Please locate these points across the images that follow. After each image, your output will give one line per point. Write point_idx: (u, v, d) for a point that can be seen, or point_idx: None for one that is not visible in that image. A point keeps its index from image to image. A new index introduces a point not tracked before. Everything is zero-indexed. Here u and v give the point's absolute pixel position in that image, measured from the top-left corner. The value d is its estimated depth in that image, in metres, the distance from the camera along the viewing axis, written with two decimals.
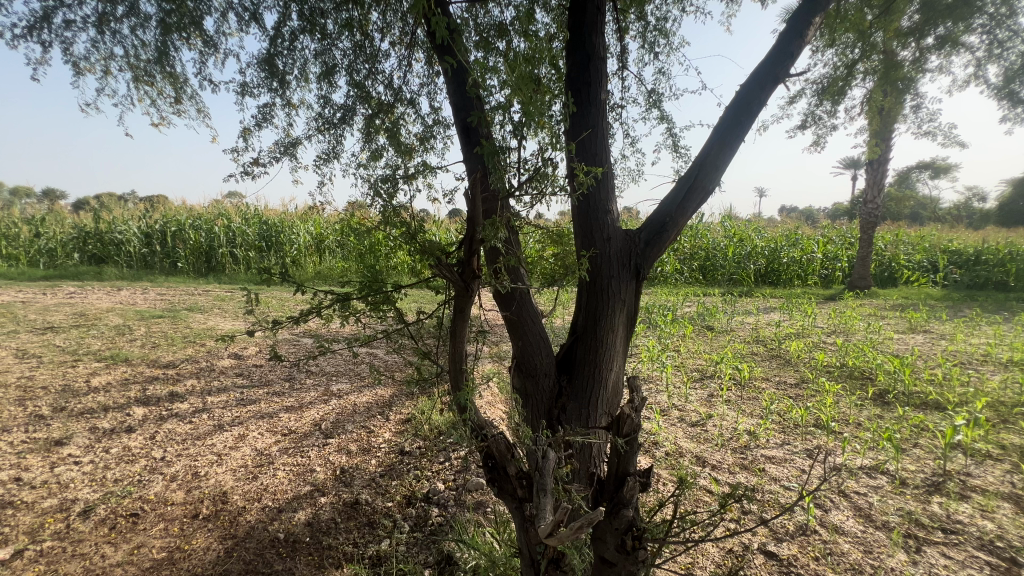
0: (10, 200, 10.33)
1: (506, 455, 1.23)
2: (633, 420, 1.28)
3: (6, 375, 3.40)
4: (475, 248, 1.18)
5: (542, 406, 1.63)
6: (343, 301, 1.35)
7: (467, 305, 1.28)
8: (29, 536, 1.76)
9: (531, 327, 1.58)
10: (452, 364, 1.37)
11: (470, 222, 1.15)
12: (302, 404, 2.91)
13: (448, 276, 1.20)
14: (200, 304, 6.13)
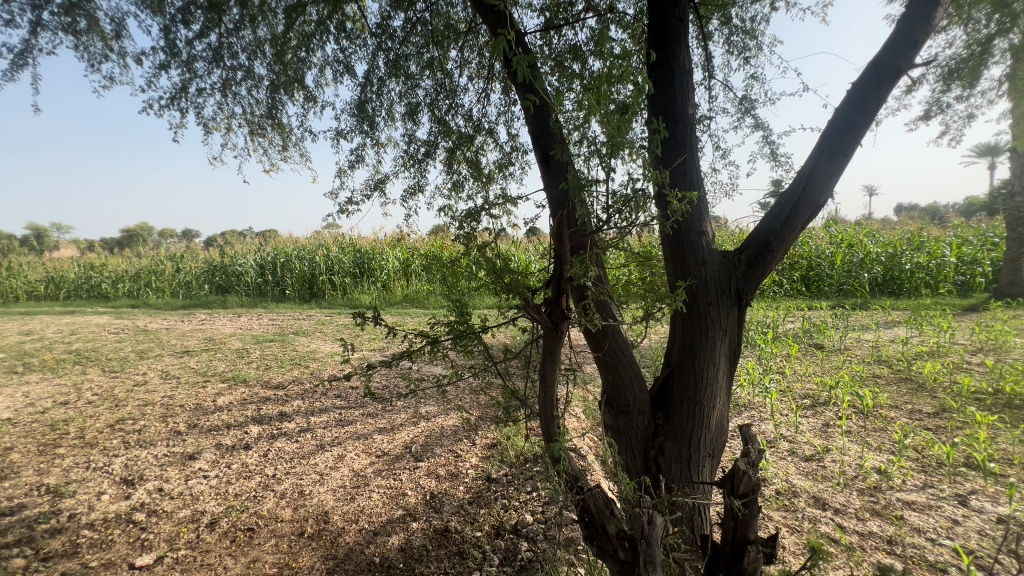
0: (156, 241, 12.26)
1: (605, 512, 1.20)
2: (751, 479, 1.22)
3: (153, 393, 3.97)
4: (564, 288, 1.19)
5: (637, 444, 1.53)
6: (434, 342, 1.35)
7: (558, 347, 1.26)
8: (168, 543, 1.98)
9: (622, 359, 1.50)
10: (544, 409, 1.34)
11: (558, 259, 1.16)
12: (393, 426, 3.04)
13: (537, 317, 1.21)
14: (304, 328, 6.73)
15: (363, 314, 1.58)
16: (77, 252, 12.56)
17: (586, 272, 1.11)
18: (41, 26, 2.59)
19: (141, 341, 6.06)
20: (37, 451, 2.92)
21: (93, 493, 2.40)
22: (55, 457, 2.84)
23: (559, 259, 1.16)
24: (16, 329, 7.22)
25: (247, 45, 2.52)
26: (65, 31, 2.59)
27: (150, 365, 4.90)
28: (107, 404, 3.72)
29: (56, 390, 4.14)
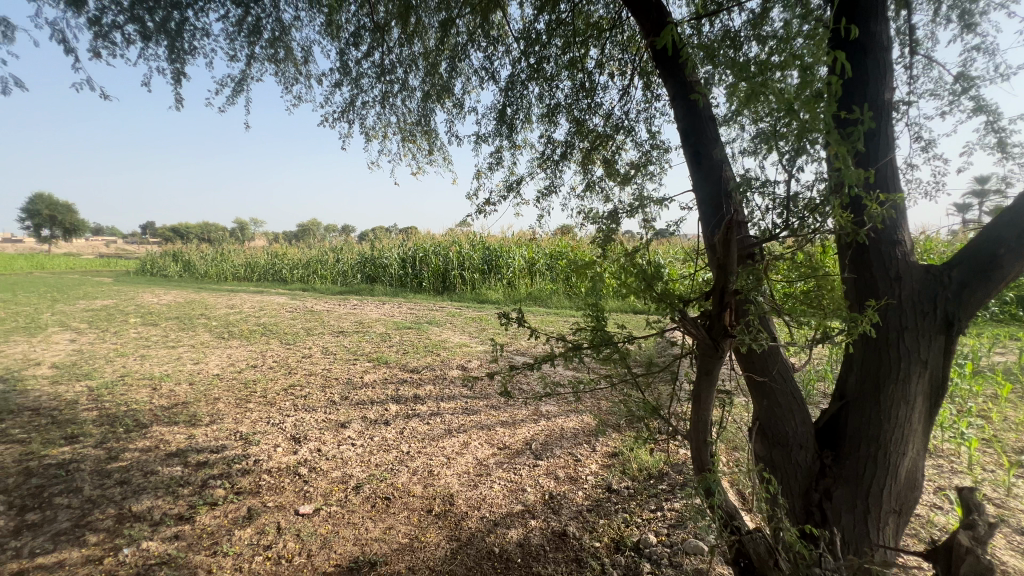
0: (323, 234, 14.35)
1: (767, 562, 1.17)
2: (980, 565, 1.03)
3: (316, 366, 4.65)
4: (726, 302, 1.07)
5: (796, 485, 1.35)
6: (575, 347, 1.33)
7: (715, 365, 1.18)
8: (324, 498, 2.28)
9: (784, 385, 1.33)
10: (697, 434, 1.31)
11: (722, 269, 1.06)
12: (515, 421, 3.13)
13: (695, 332, 1.12)
14: (436, 318, 7.31)
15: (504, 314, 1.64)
16: (267, 243, 15.30)
17: (756, 283, 1.05)
18: (254, 58, 3.17)
19: (309, 320, 7.16)
20: (234, 403, 3.61)
21: (271, 445, 2.88)
22: (247, 410, 3.48)
23: (723, 271, 1.06)
24: (225, 303, 9.07)
25: (404, 60, 2.78)
26: (270, 61, 3.14)
27: (315, 341, 5.76)
28: (283, 371, 4.45)
29: (249, 355, 5.09)
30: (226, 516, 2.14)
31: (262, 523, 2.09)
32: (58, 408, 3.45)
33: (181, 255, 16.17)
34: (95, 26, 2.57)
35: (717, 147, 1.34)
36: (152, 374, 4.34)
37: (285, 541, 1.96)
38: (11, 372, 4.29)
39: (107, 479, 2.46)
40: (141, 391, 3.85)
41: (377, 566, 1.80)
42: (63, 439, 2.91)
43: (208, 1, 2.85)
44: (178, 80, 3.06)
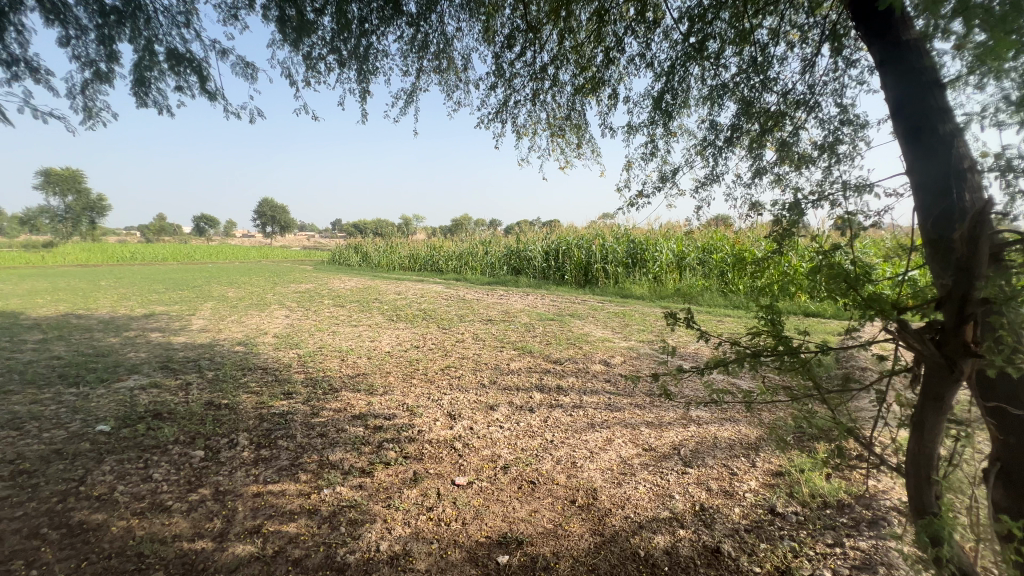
0: (474, 228, 15.45)
1: None
2: None
3: (469, 350, 5.06)
4: (969, 315, 0.94)
5: None
6: (754, 355, 1.27)
7: (949, 391, 1.05)
8: (476, 473, 2.48)
9: None
10: (915, 462, 1.17)
11: (965, 276, 0.92)
12: (661, 423, 3.00)
13: (921, 347, 1.01)
14: (578, 311, 7.34)
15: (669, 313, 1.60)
16: (427, 237, 17.06)
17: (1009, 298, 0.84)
18: (424, 71, 3.53)
19: (461, 307, 7.81)
20: (403, 378, 4.14)
21: (431, 418, 3.23)
22: (412, 385, 3.95)
23: (968, 273, 0.92)
24: (394, 289, 10.41)
25: (554, 55, 2.82)
26: (436, 72, 3.47)
27: (467, 327, 6.27)
28: (441, 353, 4.95)
29: (413, 336, 5.77)
30: (397, 476, 2.47)
31: (425, 487, 2.36)
32: (279, 369, 4.36)
33: (361, 247, 18.98)
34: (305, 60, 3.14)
35: (949, 119, 1.06)
36: (342, 347, 5.20)
37: (444, 506, 2.19)
38: (250, 338, 5.55)
39: (311, 430, 3.03)
40: (334, 361, 4.65)
41: (524, 545, 1.89)
42: (283, 394, 3.67)
43: (388, 26, 3.26)
44: (364, 97, 3.57)
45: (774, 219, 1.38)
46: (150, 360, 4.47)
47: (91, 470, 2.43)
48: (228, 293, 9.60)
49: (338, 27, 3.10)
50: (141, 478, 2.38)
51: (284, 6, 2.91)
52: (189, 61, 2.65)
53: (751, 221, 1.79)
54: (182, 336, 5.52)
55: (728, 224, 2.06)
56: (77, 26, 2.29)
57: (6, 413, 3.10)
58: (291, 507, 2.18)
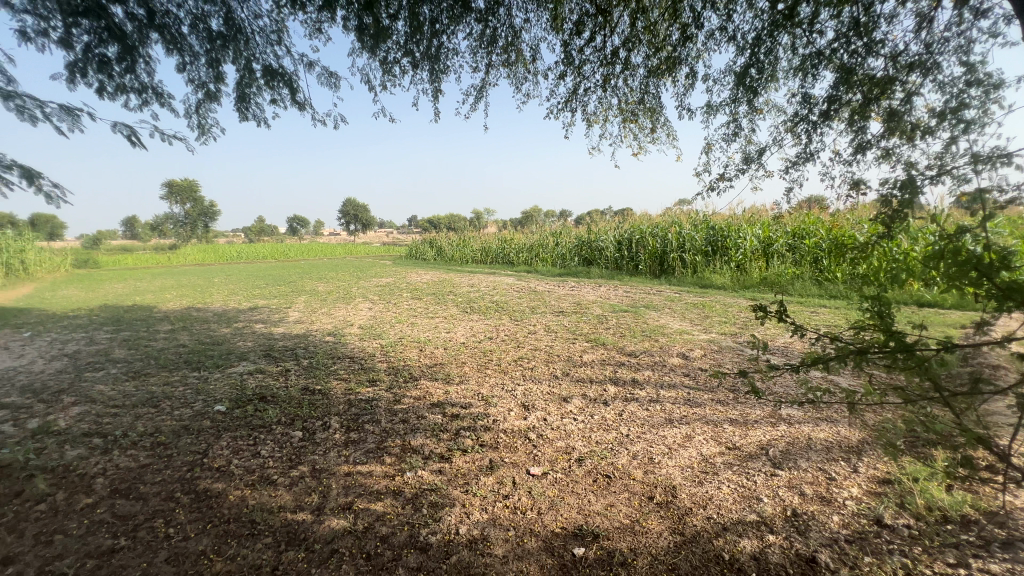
0: (544, 220, 15.46)
1: None
2: None
3: (541, 341, 5.09)
4: None
5: None
6: (860, 351, 1.17)
7: None
8: (550, 464, 2.50)
9: None
10: None
11: None
12: (746, 421, 2.83)
13: None
14: (654, 302, 7.10)
15: (757, 306, 1.51)
16: (498, 230, 17.31)
17: None
18: (493, 65, 3.57)
19: (533, 299, 7.86)
20: (477, 368, 4.26)
21: (506, 408, 3.30)
22: (486, 376, 4.06)
23: None
24: (468, 282, 10.70)
25: (625, 39, 2.73)
26: (505, 66, 3.50)
27: (538, 319, 6.30)
28: (514, 344, 5.02)
29: (487, 328, 5.91)
30: (474, 463, 2.56)
31: (501, 475, 2.42)
32: (365, 358, 4.67)
33: (435, 242, 19.70)
34: (382, 65, 3.30)
35: None
36: (420, 338, 5.45)
37: (519, 494, 2.23)
38: (338, 329, 5.99)
39: (394, 416, 3.22)
40: (413, 351, 4.89)
41: (600, 539, 1.88)
42: (369, 381, 3.93)
43: (458, 24, 3.32)
44: (437, 96, 3.68)
45: (882, 200, 1.25)
46: (256, 348, 4.99)
47: (212, 445, 2.77)
48: (319, 287, 10.43)
49: (410, 30, 3.22)
50: (251, 453, 2.68)
51: (362, 15, 3.08)
52: (282, 76, 2.89)
53: (853, 201, 1.63)
54: (282, 327, 6.09)
55: (824, 204, 1.89)
56: (191, 53, 2.59)
57: (145, 392, 3.61)
58: (378, 487, 2.34)
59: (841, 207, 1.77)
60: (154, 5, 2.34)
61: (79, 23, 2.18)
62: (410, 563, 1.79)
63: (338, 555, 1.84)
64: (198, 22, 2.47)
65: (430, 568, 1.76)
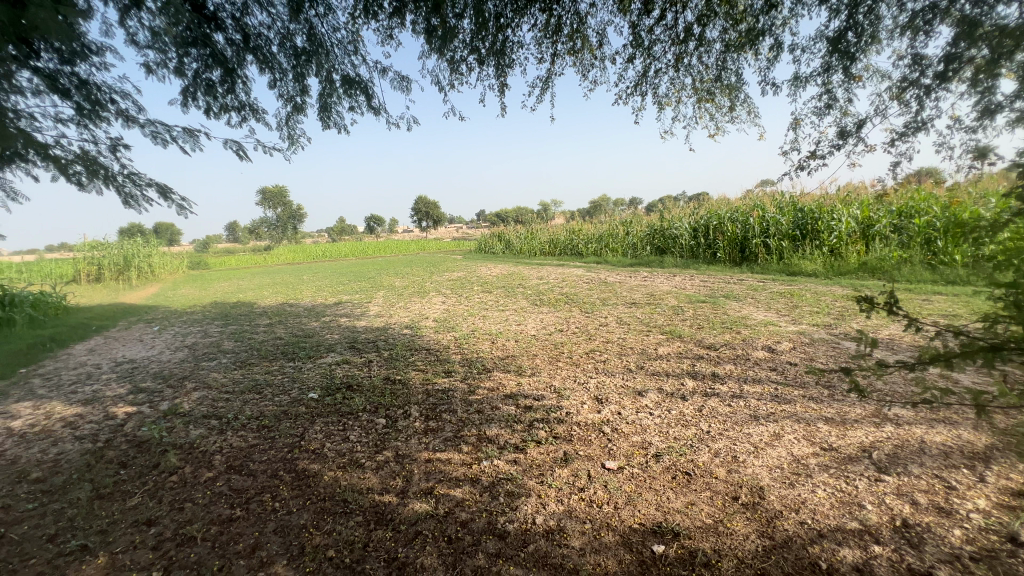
0: (614, 209, 15.11)
1: None
2: None
3: (614, 334, 5.00)
4: None
5: None
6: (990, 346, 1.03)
7: None
8: (626, 459, 2.46)
9: None
10: None
11: None
12: (845, 420, 2.59)
13: None
14: (734, 292, 6.70)
15: (862, 298, 1.36)
16: (566, 221, 17.16)
17: None
18: (558, 54, 3.53)
19: (603, 291, 7.72)
20: (549, 361, 4.28)
21: (578, 401, 3.28)
22: (558, 368, 4.06)
23: None
24: (537, 274, 10.75)
25: (700, 14, 2.58)
26: (571, 54, 3.44)
27: (610, 310, 6.18)
28: (586, 336, 4.98)
29: (557, 320, 5.90)
30: (548, 455, 2.58)
31: (575, 467, 2.42)
32: (440, 350, 4.85)
33: (504, 235, 19.93)
34: (450, 64, 3.39)
35: None
36: (492, 331, 5.56)
37: (595, 488, 2.21)
38: (415, 322, 6.28)
39: (470, 406, 3.33)
40: (486, 343, 5.01)
41: (681, 537, 1.82)
42: (445, 373, 4.09)
43: (522, 16, 3.31)
44: (503, 91, 3.71)
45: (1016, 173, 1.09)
46: (342, 340, 5.37)
47: (308, 429, 3.04)
48: (396, 283, 10.98)
49: (476, 27, 3.26)
50: (342, 437, 2.90)
51: (430, 17, 3.17)
52: (359, 84, 3.06)
53: (976, 172, 1.42)
54: (364, 320, 6.50)
55: (938, 178, 1.66)
56: (280, 70, 2.81)
57: (251, 380, 4.03)
58: (457, 474, 2.44)
59: (962, 181, 1.55)
60: (248, 30, 2.57)
61: (189, 53, 2.45)
62: (489, 548, 1.85)
63: (421, 537, 1.94)
64: (285, 41, 2.68)
65: (508, 555, 1.81)
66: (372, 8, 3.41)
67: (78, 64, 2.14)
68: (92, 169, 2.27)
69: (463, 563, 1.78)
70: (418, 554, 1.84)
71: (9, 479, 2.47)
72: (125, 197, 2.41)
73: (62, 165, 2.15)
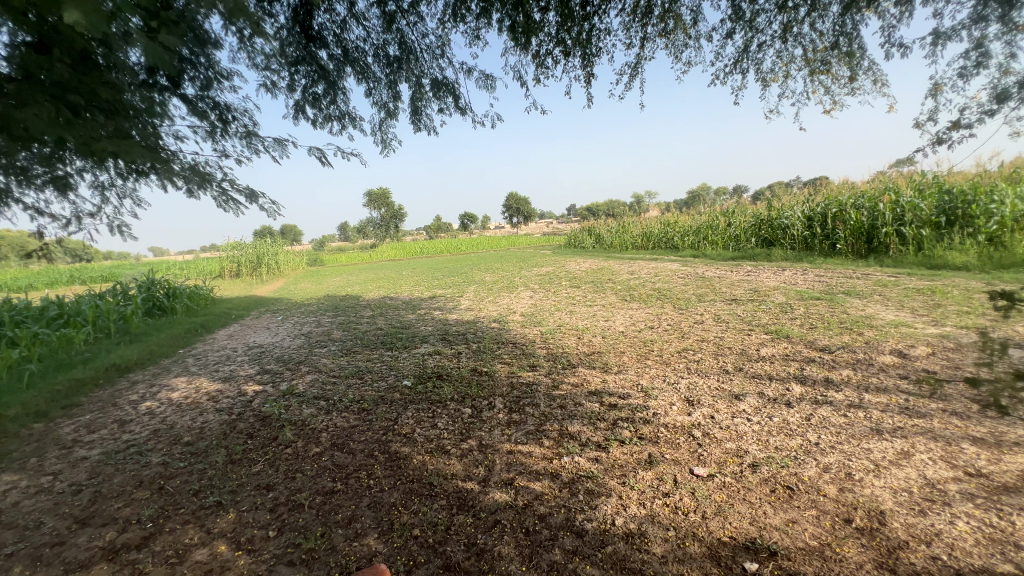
0: (715, 199, 14.13)
1: None
2: None
3: (709, 332, 4.68)
4: None
5: None
6: None
7: None
8: (718, 466, 2.29)
9: None
10: None
11: None
12: (999, 442, 2.16)
13: None
14: (858, 288, 5.91)
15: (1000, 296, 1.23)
16: (661, 213, 16.43)
17: None
18: (648, 38, 3.37)
19: (700, 286, 7.25)
20: (637, 358, 4.12)
21: (667, 401, 3.12)
22: (646, 366, 3.89)
23: None
24: (627, 269, 10.43)
25: None
26: (661, 36, 3.27)
27: (706, 307, 5.79)
28: (678, 334, 4.72)
29: (648, 316, 5.66)
30: (632, 455, 2.49)
31: (661, 471, 2.30)
32: (526, 344, 4.90)
33: (594, 229, 19.57)
34: (535, 58, 3.40)
35: None
36: (578, 326, 5.50)
37: (681, 494, 2.09)
38: (503, 316, 6.42)
39: (552, 401, 3.33)
40: (572, 339, 4.97)
41: (778, 557, 1.65)
42: (530, 366, 4.13)
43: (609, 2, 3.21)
44: (589, 81, 3.64)
45: None
46: (434, 332, 5.66)
47: (401, 414, 3.25)
48: (486, 277, 11.33)
49: (561, 19, 3.22)
50: (430, 424, 3.06)
51: (514, 14, 3.19)
52: (446, 85, 3.17)
53: None
54: (455, 314, 6.79)
55: None
56: (375, 79, 3.02)
57: (354, 366, 4.42)
58: (538, 467, 2.45)
59: None
60: (347, 44, 2.80)
61: (299, 71, 2.73)
62: (566, 545, 1.84)
63: (500, 526, 1.98)
64: (379, 51, 2.87)
65: (585, 554, 1.78)
66: (460, 11, 3.52)
67: (207, 88, 2.48)
68: (201, 177, 2.61)
69: (539, 556, 1.78)
70: (496, 542, 1.88)
71: (168, 440, 2.98)
72: (221, 199, 2.78)
73: (179, 175, 2.51)
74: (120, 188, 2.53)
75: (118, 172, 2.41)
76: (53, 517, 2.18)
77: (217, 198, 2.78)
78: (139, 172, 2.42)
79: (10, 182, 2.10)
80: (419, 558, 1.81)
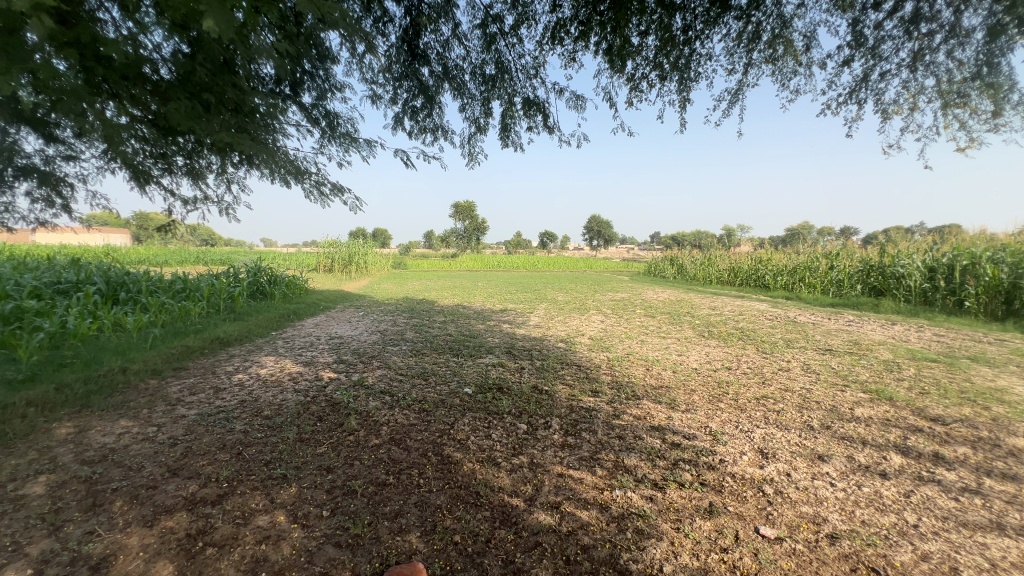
0: (816, 239, 13.04)
1: None
2: None
3: (795, 382, 4.26)
4: None
5: None
6: None
7: None
8: (789, 530, 2.06)
9: None
10: None
11: None
12: None
13: None
14: (987, 354, 5.10)
15: None
16: (752, 249, 15.44)
17: None
18: (753, 65, 3.23)
19: (790, 331, 6.66)
20: (708, 399, 3.85)
21: (737, 450, 2.88)
22: (717, 409, 3.62)
23: None
24: (708, 304, 9.89)
25: None
26: (767, 62, 3.11)
27: (795, 354, 5.30)
28: (758, 379, 4.35)
29: (726, 356, 5.30)
30: (690, 501, 2.32)
31: (721, 523, 2.12)
32: (590, 368, 4.79)
33: (677, 259, 18.80)
34: (631, 82, 3.39)
35: None
36: (648, 357, 5.27)
37: (741, 553, 1.90)
38: (571, 337, 6.34)
39: (611, 430, 3.21)
40: (639, 369, 4.78)
41: None
42: (591, 392, 4.02)
43: (714, 26, 3.11)
44: (685, 106, 3.55)
45: None
46: (500, 344, 5.72)
47: (457, 420, 3.30)
48: (559, 297, 11.34)
49: (660, 43, 3.18)
50: (485, 434, 3.08)
51: (612, 36, 3.20)
52: (537, 104, 3.25)
53: None
54: (524, 329, 6.83)
55: None
56: (470, 96, 3.17)
57: (421, 367, 4.58)
58: (587, 496, 2.36)
59: None
60: (448, 62, 2.97)
61: (402, 86, 2.95)
62: None
63: (540, 548, 1.93)
64: (477, 71, 3.03)
65: None
66: (559, 34, 3.61)
67: (322, 99, 2.77)
68: (299, 172, 2.92)
69: None
70: (534, 564, 1.83)
71: (251, 411, 3.27)
72: (310, 189, 3.10)
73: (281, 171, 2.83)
74: (233, 177, 2.88)
75: (235, 163, 2.75)
76: (151, 463, 2.47)
77: (308, 189, 3.10)
78: (252, 164, 2.75)
79: (155, 168, 2.47)
80: (456, 564, 1.80)
